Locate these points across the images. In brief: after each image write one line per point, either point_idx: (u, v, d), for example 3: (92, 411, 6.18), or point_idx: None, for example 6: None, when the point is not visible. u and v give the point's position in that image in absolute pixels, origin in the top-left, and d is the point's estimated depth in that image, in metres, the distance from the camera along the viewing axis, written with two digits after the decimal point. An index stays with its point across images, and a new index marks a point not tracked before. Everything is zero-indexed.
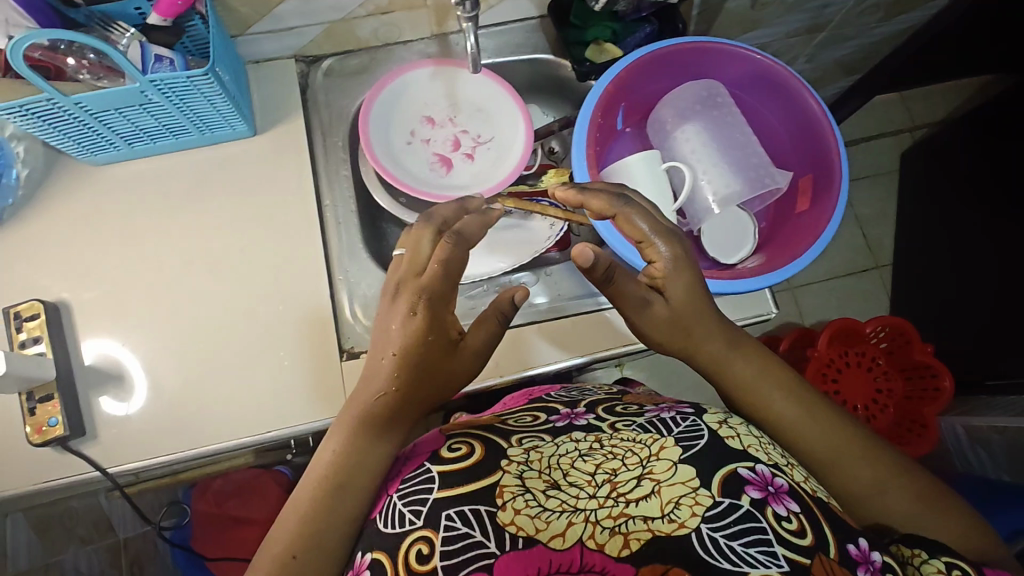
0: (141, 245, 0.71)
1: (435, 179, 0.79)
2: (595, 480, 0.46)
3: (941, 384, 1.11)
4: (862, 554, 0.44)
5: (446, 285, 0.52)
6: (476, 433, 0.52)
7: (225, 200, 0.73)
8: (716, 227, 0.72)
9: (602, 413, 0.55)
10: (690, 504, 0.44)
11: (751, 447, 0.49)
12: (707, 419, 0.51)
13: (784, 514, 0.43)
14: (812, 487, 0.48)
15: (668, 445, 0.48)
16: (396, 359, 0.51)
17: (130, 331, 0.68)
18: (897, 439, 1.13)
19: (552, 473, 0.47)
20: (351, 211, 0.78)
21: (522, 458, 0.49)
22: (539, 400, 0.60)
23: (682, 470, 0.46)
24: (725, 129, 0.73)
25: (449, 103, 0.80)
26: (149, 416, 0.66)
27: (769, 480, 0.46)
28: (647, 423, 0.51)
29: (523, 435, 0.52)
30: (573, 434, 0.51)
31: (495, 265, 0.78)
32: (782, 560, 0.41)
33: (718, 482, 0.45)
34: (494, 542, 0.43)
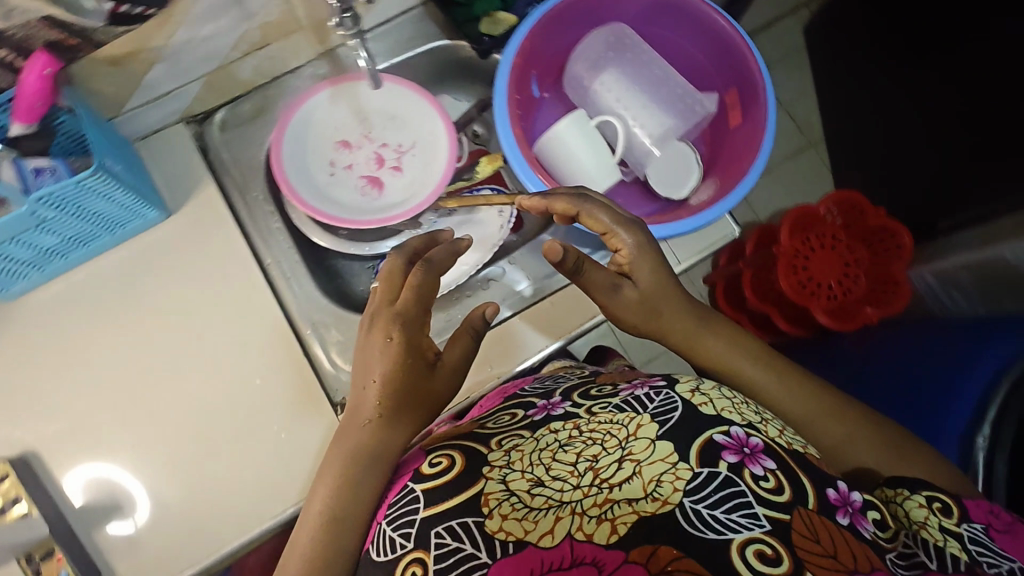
0: (88, 366, 0.66)
1: (371, 203, 0.76)
2: (577, 469, 0.46)
3: (901, 240, 1.18)
4: (842, 496, 0.44)
5: (420, 309, 0.53)
6: (458, 444, 0.51)
7: (160, 292, 0.68)
8: (659, 168, 0.71)
9: (578, 398, 0.54)
10: (671, 479, 0.44)
11: (725, 410, 0.48)
12: (679, 389, 0.50)
13: (761, 474, 0.44)
14: (787, 441, 0.48)
15: (645, 422, 0.48)
16: (381, 395, 0.50)
17: (109, 458, 0.64)
18: (877, 301, 1.17)
19: (534, 469, 0.47)
20: (296, 261, 0.74)
21: (503, 461, 0.48)
22: (514, 397, 0.59)
23: (660, 447, 0.45)
24: (640, 68, 0.71)
25: (360, 122, 0.76)
26: (161, 536, 0.63)
27: (744, 441, 0.46)
28: (622, 402, 0.51)
29: (504, 436, 0.51)
30: (551, 425, 0.51)
31: (461, 269, 0.76)
32: (764, 520, 0.41)
33: (697, 453, 0.45)
34: (485, 552, 0.42)
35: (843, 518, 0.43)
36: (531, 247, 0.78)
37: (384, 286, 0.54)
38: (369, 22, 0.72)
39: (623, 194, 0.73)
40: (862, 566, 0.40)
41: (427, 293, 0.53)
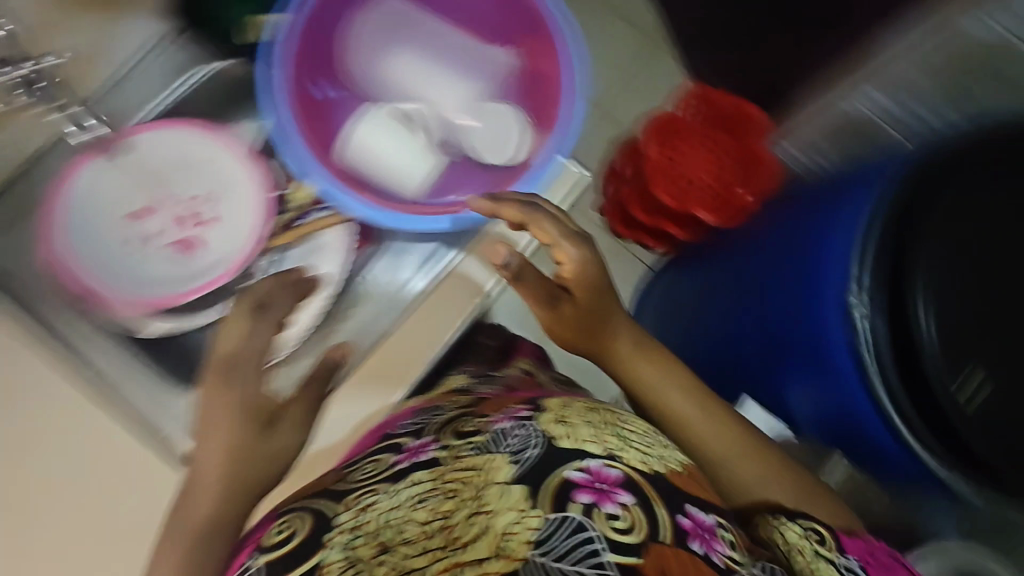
0: None
1: (195, 266, 0.67)
2: (429, 529, 0.44)
3: (753, 117, 1.20)
4: (695, 521, 0.45)
5: (254, 367, 0.54)
6: (303, 504, 0.50)
7: None
8: (485, 135, 0.64)
9: (448, 439, 0.53)
10: (522, 530, 0.42)
11: (585, 441, 0.49)
12: (541, 422, 0.52)
13: (612, 512, 0.43)
14: (646, 464, 0.49)
15: (501, 466, 0.48)
16: (221, 466, 0.51)
17: None
18: (748, 184, 1.18)
19: (384, 531, 0.45)
20: (131, 364, 0.69)
21: (352, 523, 0.46)
22: (386, 439, 0.58)
23: (515, 493, 0.45)
24: (424, 43, 0.66)
25: (146, 184, 0.67)
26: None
27: (600, 477, 0.45)
28: (486, 442, 0.51)
29: (361, 493, 0.50)
30: (416, 476, 0.49)
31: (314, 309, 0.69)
32: (611, 568, 0.40)
33: (550, 497, 0.44)
34: None
35: (696, 545, 0.44)
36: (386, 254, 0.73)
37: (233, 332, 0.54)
38: (96, 83, 0.68)
39: (458, 177, 0.67)
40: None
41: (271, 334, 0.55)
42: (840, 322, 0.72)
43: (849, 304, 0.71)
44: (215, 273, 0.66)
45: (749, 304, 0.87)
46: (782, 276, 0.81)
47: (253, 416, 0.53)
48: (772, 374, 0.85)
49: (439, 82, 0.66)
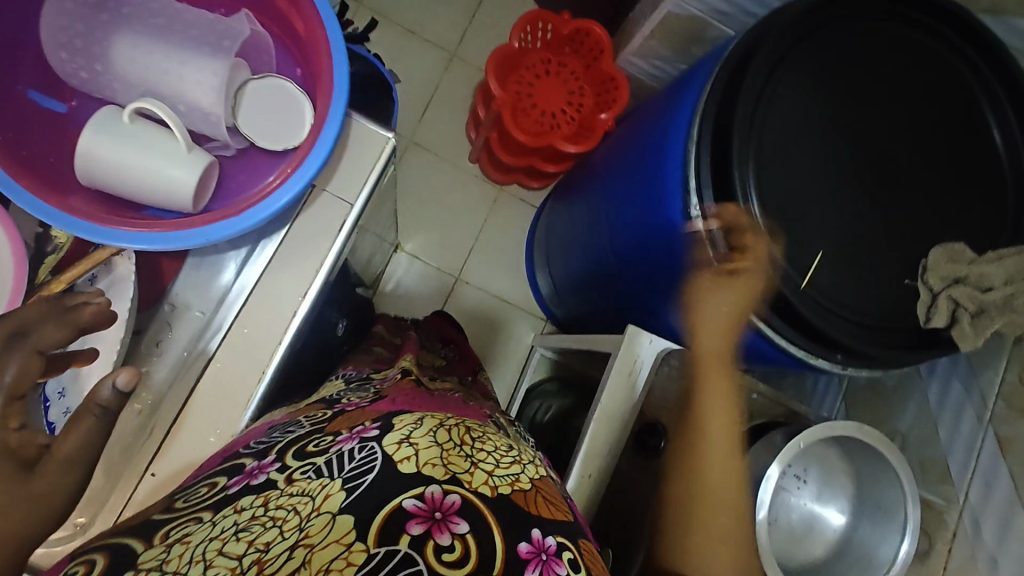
0: None
1: None
2: (241, 565, 0.39)
3: (595, 34, 1.15)
4: (533, 548, 0.43)
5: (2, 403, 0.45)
6: (107, 543, 0.42)
7: None
8: (253, 117, 0.56)
9: (289, 458, 0.48)
10: (341, 567, 0.38)
11: (428, 463, 0.46)
12: (386, 441, 0.48)
13: (444, 545, 0.40)
14: (490, 485, 0.47)
15: (333, 492, 0.44)
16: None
17: None
18: (605, 104, 1.18)
19: (190, 567, 0.39)
20: None
21: (157, 561, 0.40)
22: (231, 459, 0.52)
23: (340, 523, 0.41)
24: (149, 34, 0.57)
25: None
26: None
27: (437, 505, 0.42)
28: (324, 464, 0.47)
29: (176, 525, 0.44)
30: (239, 502, 0.45)
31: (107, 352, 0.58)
32: None
33: (375, 531, 0.40)
34: None
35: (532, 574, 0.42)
36: (201, 262, 0.64)
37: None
38: None
39: (240, 171, 0.58)
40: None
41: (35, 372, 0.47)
42: (685, 233, 0.72)
43: (688, 212, 0.70)
44: None
45: (619, 229, 0.87)
46: (640, 197, 0.81)
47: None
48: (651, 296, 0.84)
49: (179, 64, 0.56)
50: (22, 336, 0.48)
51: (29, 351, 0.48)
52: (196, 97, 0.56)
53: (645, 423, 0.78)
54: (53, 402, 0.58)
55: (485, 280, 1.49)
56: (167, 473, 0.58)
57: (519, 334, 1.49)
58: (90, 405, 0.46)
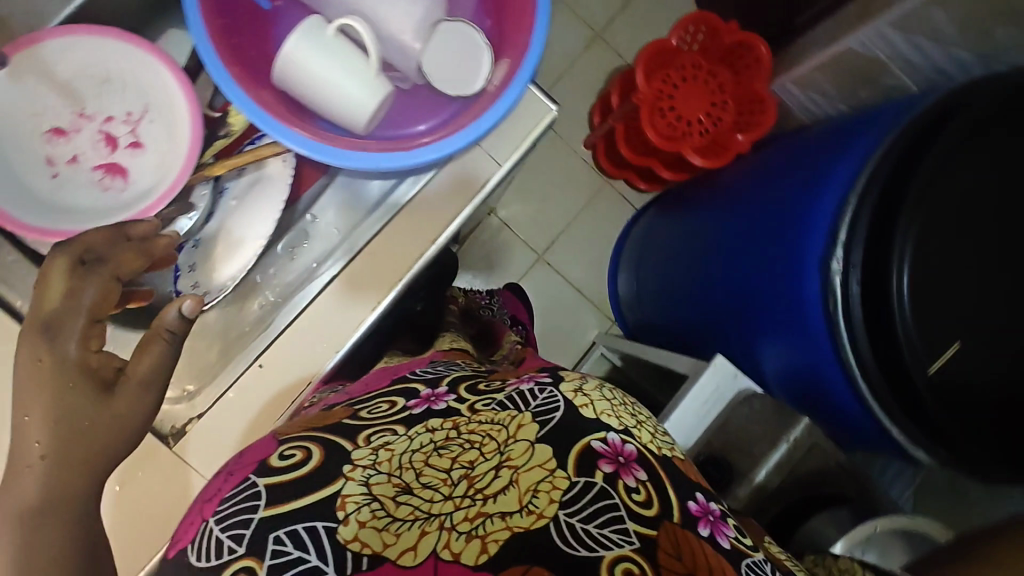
0: None
1: (116, 197, 0.61)
2: (451, 477, 0.47)
3: (759, 53, 1.11)
4: (703, 508, 0.48)
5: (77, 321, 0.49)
6: (314, 436, 0.51)
7: None
8: (438, 61, 0.57)
9: (463, 392, 0.56)
10: (548, 488, 0.46)
11: (604, 412, 0.52)
12: (563, 388, 0.54)
13: (633, 486, 0.47)
14: (657, 445, 0.52)
15: (525, 422, 0.50)
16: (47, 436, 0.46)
17: None
18: (746, 123, 1.13)
19: (403, 473, 0.48)
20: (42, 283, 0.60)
21: (370, 461, 0.49)
22: (402, 380, 0.59)
23: (538, 452, 0.48)
24: None
25: (65, 97, 0.60)
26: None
27: (619, 449, 0.49)
28: (505, 399, 0.53)
29: (375, 431, 0.52)
30: (429, 422, 0.52)
31: (248, 250, 0.65)
32: (633, 537, 0.44)
33: (573, 459, 0.47)
34: (331, 564, 0.43)
35: (704, 529, 0.47)
36: (338, 192, 0.66)
37: (48, 288, 0.49)
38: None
39: (406, 108, 0.60)
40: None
41: (98, 301, 0.51)
42: (816, 283, 0.69)
43: (827, 264, 0.68)
44: (139, 203, 0.60)
45: (737, 254, 0.84)
46: (768, 232, 0.78)
47: (85, 380, 0.48)
48: (749, 334, 0.83)
49: None
50: (99, 261, 0.52)
51: (106, 277, 0.52)
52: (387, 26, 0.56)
53: (710, 454, 0.75)
54: (183, 273, 0.64)
55: (568, 267, 1.49)
56: (279, 375, 0.61)
57: (588, 327, 1.49)
58: (159, 329, 0.50)
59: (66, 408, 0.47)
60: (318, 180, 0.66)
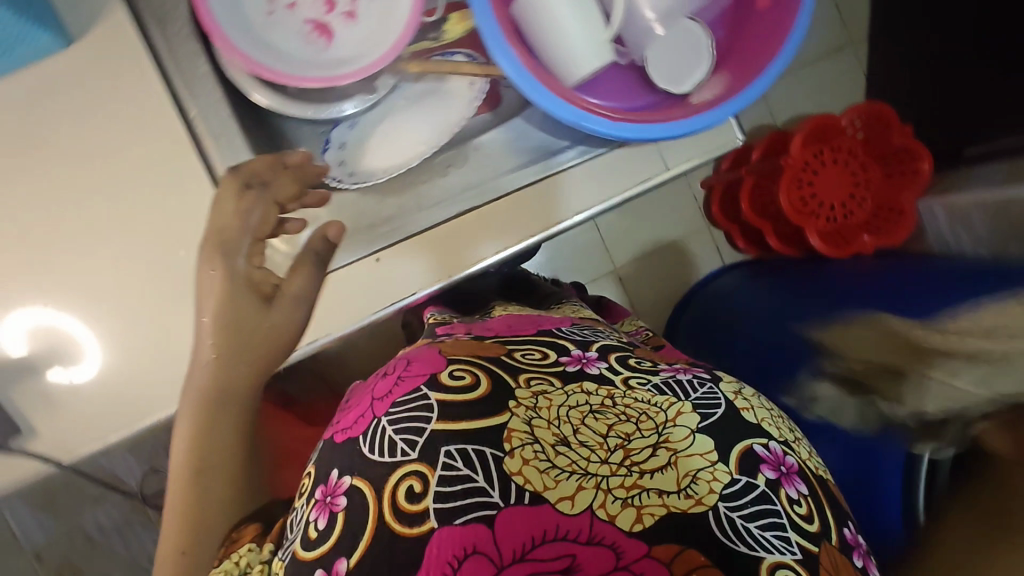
0: (15, 211, 0.60)
1: (315, 55, 0.63)
2: (606, 443, 0.53)
3: (919, 168, 1.10)
4: (854, 540, 0.55)
5: (243, 235, 0.57)
6: (481, 364, 0.58)
7: (74, 140, 0.61)
8: (662, 53, 0.58)
9: (613, 363, 0.61)
10: (707, 477, 0.52)
11: (765, 420, 0.58)
12: (723, 388, 0.61)
13: (795, 499, 0.53)
14: (814, 465, 0.58)
15: (685, 412, 0.56)
16: (220, 325, 0.56)
17: (45, 298, 0.61)
18: (873, 228, 1.11)
19: (562, 424, 0.53)
20: (227, 118, 0.64)
21: (531, 403, 0.55)
22: (548, 333, 0.66)
23: (699, 443, 0.54)
24: None
25: None
26: (104, 405, 0.62)
27: (781, 460, 0.55)
28: (660, 385, 0.59)
29: (532, 376, 0.58)
30: (585, 384, 0.57)
31: (406, 151, 0.67)
32: (796, 547, 0.50)
33: (735, 459, 0.53)
34: (498, 493, 0.48)
35: (857, 559, 0.53)
36: (505, 132, 0.67)
37: (217, 209, 0.56)
38: None
39: (611, 78, 0.59)
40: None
41: (255, 221, 0.58)
42: None
43: None
44: (332, 70, 0.61)
45: None
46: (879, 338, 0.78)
47: (249, 288, 0.57)
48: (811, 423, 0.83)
49: None
50: (265, 186, 0.58)
51: (268, 201, 0.58)
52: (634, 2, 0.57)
53: None
54: (331, 149, 0.68)
55: (637, 289, 1.48)
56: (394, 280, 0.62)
57: None
58: (310, 252, 0.58)
59: (236, 310, 0.56)
60: (483, 113, 0.69)
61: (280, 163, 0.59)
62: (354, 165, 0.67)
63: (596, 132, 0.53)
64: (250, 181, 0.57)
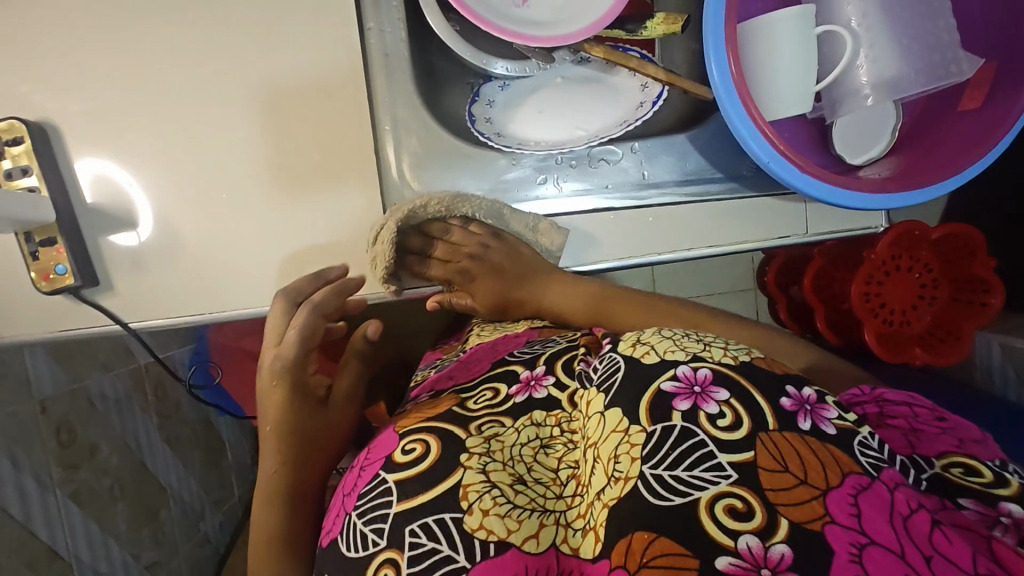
0: (156, 65, 0.58)
1: (507, 8, 0.59)
2: (560, 476, 0.48)
3: (988, 301, 1.05)
4: (797, 400, 0.43)
5: (300, 349, 0.62)
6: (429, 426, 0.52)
7: (241, 13, 0.58)
8: (854, 121, 0.57)
9: (561, 373, 0.56)
10: (628, 451, 0.42)
11: (667, 351, 0.46)
12: (620, 346, 0.49)
13: (716, 412, 0.42)
14: (733, 356, 0.46)
15: (593, 398, 0.48)
16: (279, 436, 0.61)
17: (158, 161, 0.59)
18: (927, 348, 1.10)
19: (516, 465, 0.49)
20: (401, 42, 0.62)
21: (483, 450, 0.49)
22: (502, 363, 0.61)
23: (611, 418, 0.44)
24: None
25: None
26: (182, 286, 0.60)
27: (693, 379, 0.44)
28: (584, 380, 0.53)
29: (481, 421, 0.53)
30: (534, 415, 0.53)
31: (567, 132, 0.65)
32: (729, 469, 0.39)
33: (645, 411, 0.43)
34: (464, 556, 0.43)
35: (804, 422, 0.42)
36: (665, 144, 0.64)
37: (269, 330, 0.62)
38: None
39: (791, 129, 0.59)
40: (833, 481, 0.38)
41: (306, 332, 0.62)
42: None
43: None
44: (521, 27, 0.58)
45: None
46: None
47: (307, 394, 0.63)
48: None
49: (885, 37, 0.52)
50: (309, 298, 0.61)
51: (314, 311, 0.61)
52: (858, 63, 0.53)
53: None
54: (481, 103, 0.66)
55: None
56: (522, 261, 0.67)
57: None
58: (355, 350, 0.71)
59: (298, 416, 0.62)
60: (636, 117, 0.65)
61: (320, 278, 0.63)
62: (507, 130, 0.65)
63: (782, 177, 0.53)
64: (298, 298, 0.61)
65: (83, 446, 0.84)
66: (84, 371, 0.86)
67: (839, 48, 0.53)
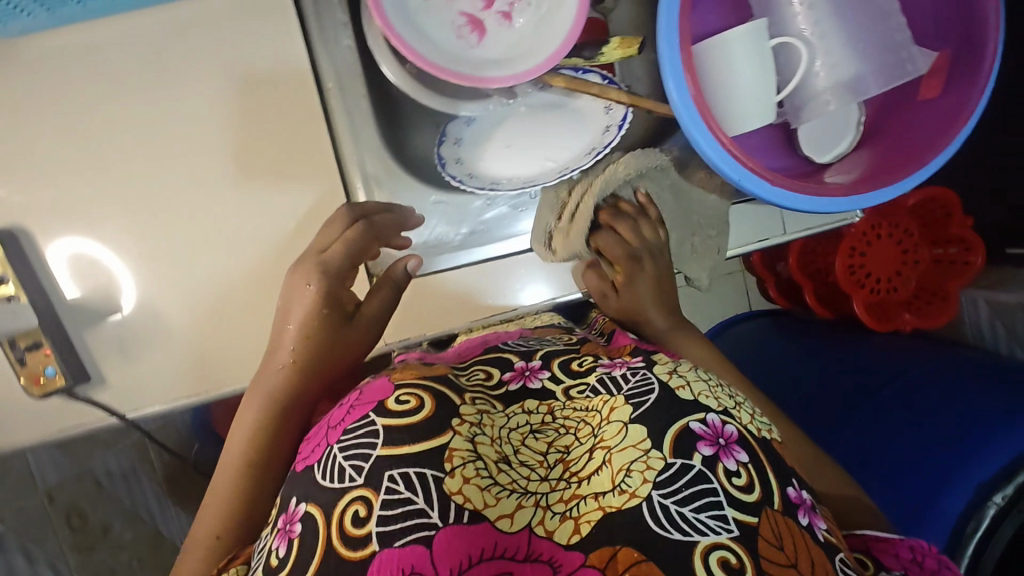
0: (116, 153, 0.57)
1: (465, 50, 0.59)
2: (546, 459, 0.45)
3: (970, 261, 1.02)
4: (801, 496, 0.44)
5: (346, 265, 0.56)
6: (428, 384, 0.46)
7: (193, 91, 0.57)
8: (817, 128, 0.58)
9: (558, 372, 0.52)
10: (641, 468, 0.42)
11: (702, 395, 0.47)
12: (657, 370, 0.49)
13: (734, 469, 0.43)
14: (757, 428, 0.47)
15: (618, 405, 0.46)
16: (295, 349, 0.55)
17: (130, 246, 0.58)
18: (910, 308, 1.08)
19: (505, 446, 0.45)
20: (361, 95, 0.62)
21: (476, 419, 0.45)
22: (495, 349, 0.57)
23: (633, 432, 0.44)
24: None
25: None
26: (171, 367, 0.60)
27: (720, 432, 0.44)
28: (598, 384, 0.49)
29: (475, 395, 0.48)
30: (526, 403, 0.49)
31: (539, 165, 0.66)
32: (733, 524, 0.40)
33: (670, 441, 0.43)
34: (438, 513, 0.39)
35: (804, 517, 0.43)
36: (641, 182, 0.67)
37: (321, 233, 0.56)
38: None
39: (759, 136, 0.60)
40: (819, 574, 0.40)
41: (356, 250, 0.56)
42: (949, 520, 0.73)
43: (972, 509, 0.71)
44: (481, 67, 0.58)
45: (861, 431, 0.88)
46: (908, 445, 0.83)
47: (335, 310, 0.56)
48: None
49: (836, 43, 0.54)
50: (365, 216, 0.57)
51: (370, 236, 0.56)
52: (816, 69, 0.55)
53: None
54: (447, 144, 0.64)
55: None
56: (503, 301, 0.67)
57: None
58: (389, 278, 0.59)
59: (327, 334, 0.56)
60: (606, 138, 0.64)
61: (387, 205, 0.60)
62: (479, 172, 0.65)
63: (748, 189, 0.52)
64: (358, 215, 0.57)
65: (96, 526, 0.91)
66: (86, 456, 0.89)
67: (796, 57, 0.54)
